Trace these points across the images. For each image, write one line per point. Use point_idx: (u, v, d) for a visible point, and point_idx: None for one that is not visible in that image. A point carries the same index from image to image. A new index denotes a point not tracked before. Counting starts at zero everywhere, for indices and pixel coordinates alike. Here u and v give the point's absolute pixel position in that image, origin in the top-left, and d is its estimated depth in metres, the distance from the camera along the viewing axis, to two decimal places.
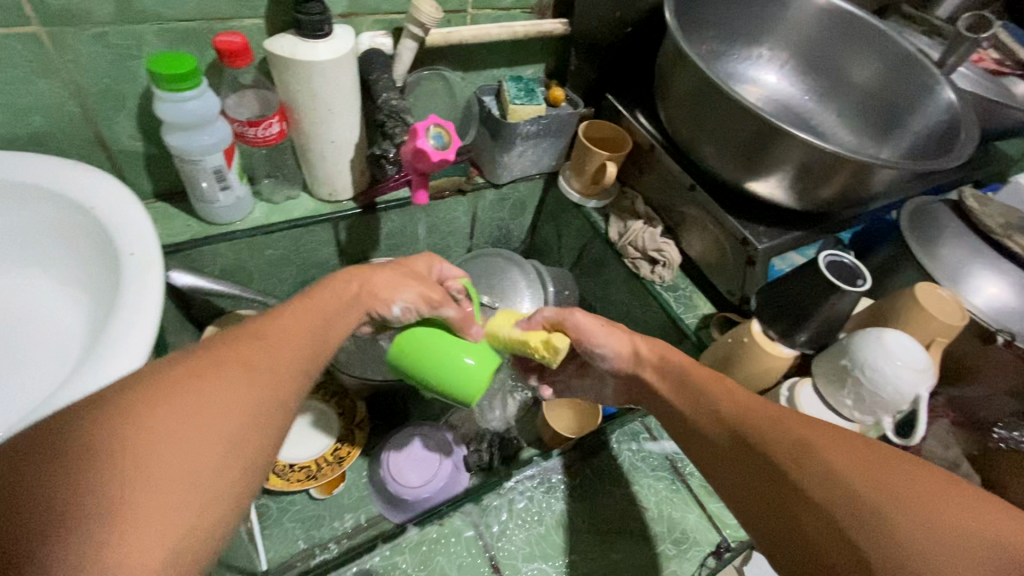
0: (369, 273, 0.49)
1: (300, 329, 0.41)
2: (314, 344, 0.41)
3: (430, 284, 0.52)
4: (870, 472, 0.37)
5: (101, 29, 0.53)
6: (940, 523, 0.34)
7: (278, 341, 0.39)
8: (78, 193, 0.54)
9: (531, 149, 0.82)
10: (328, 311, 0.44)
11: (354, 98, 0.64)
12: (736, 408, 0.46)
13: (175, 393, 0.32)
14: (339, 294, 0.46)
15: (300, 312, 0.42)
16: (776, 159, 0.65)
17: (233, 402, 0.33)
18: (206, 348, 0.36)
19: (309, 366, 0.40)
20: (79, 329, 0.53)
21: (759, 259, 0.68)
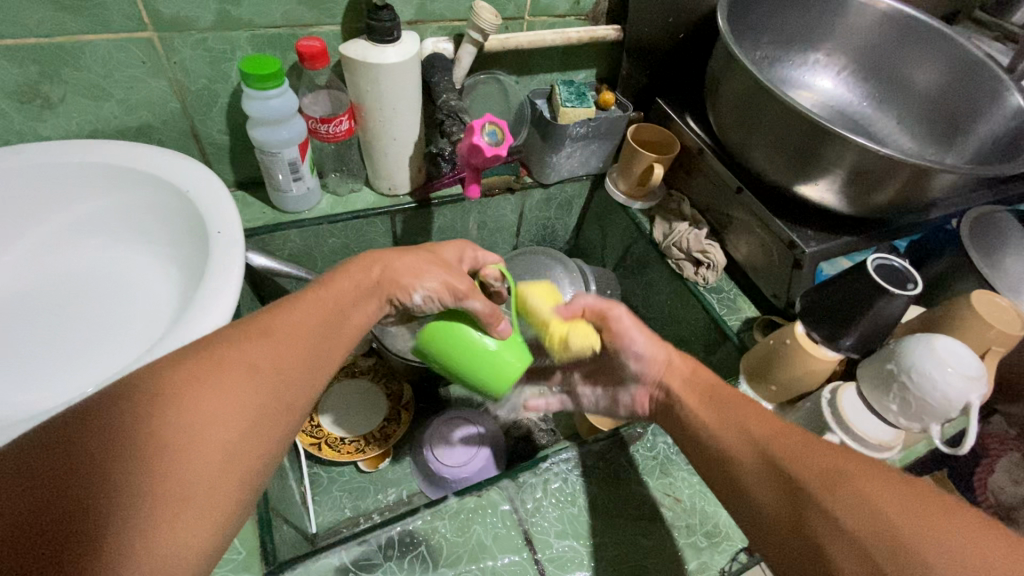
0: (391, 258, 0.52)
1: (312, 329, 0.43)
2: (322, 346, 0.44)
3: (454, 272, 0.54)
4: (895, 495, 0.36)
5: (203, 35, 0.60)
6: (964, 548, 0.33)
7: (288, 341, 0.41)
8: (181, 180, 0.61)
9: (579, 150, 0.85)
10: (338, 308, 0.47)
11: (416, 97, 0.69)
12: (761, 424, 0.44)
13: (184, 395, 0.34)
14: (358, 283, 0.50)
15: (312, 309, 0.45)
16: (828, 162, 0.65)
17: (236, 405, 0.36)
18: (218, 347, 0.38)
19: (315, 370, 0.42)
20: (171, 298, 0.59)
21: (806, 262, 0.68)
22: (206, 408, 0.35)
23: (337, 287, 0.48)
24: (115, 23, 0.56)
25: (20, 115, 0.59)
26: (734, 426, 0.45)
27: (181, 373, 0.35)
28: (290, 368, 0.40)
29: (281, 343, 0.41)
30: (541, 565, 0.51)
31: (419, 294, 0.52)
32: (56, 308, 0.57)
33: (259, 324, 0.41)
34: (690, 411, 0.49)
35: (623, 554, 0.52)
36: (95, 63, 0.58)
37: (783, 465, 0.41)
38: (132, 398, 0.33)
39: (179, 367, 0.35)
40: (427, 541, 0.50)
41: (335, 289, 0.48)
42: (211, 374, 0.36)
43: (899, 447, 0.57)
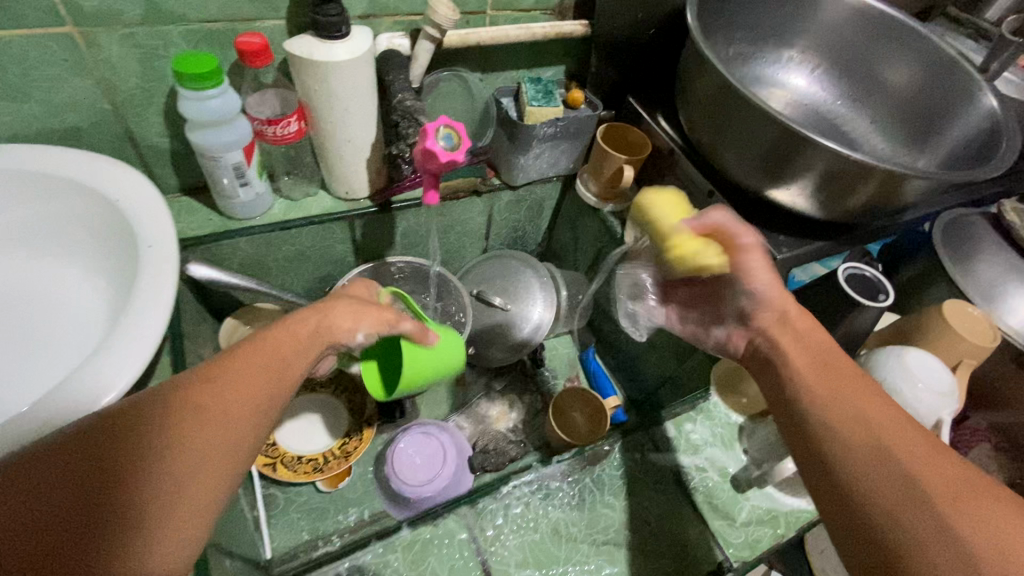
0: (329, 307, 0.47)
1: (254, 382, 0.38)
2: (268, 397, 0.38)
3: (382, 309, 0.51)
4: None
5: (131, 30, 0.55)
6: None
7: (216, 401, 0.36)
8: (110, 189, 0.56)
9: (548, 150, 0.81)
10: (287, 355, 0.41)
11: (371, 97, 0.65)
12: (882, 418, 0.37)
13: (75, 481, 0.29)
14: (300, 330, 0.44)
15: (256, 357, 0.40)
16: (801, 166, 0.63)
17: (149, 478, 0.31)
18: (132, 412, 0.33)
19: (258, 428, 0.37)
20: (100, 317, 0.55)
21: (778, 269, 0.66)
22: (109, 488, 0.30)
23: (288, 329, 0.43)
24: (29, 17, 0.51)
25: None
26: (843, 416, 0.38)
27: (84, 445, 0.31)
28: (225, 428, 0.35)
29: (195, 405, 0.35)
30: None
31: (362, 333, 0.48)
32: None
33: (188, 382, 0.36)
34: (801, 384, 0.41)
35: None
36: (10, 61, 0.53)
37: (904, 477, 0.34)
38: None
39: (55, 450, 0.30)
40: None
41: (282, 334, 0.42)
42: (120, 442, 0.31)
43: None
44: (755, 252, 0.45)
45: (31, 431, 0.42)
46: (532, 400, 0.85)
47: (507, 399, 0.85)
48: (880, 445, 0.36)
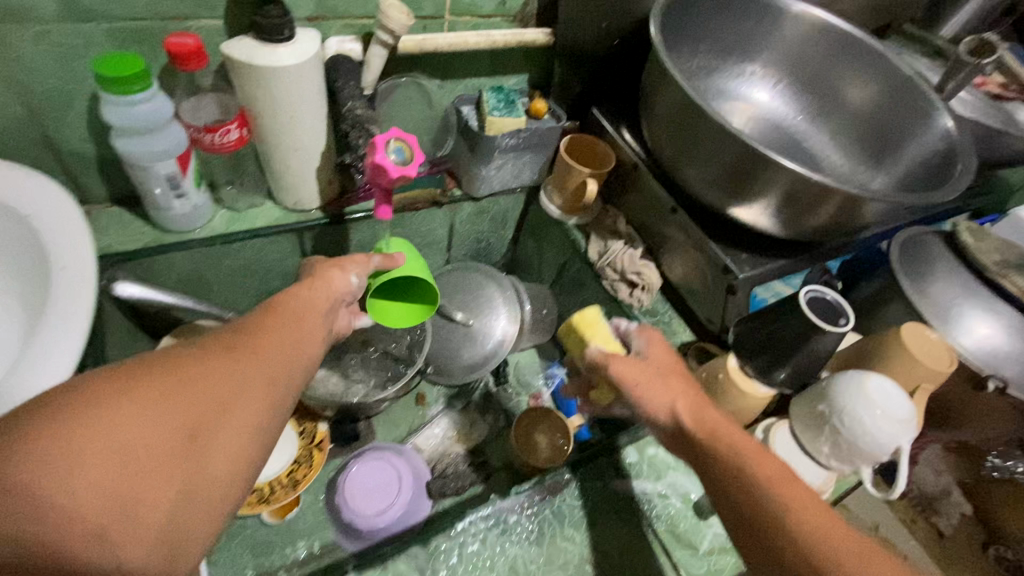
0: (340, 277, 0.52)
1: (287, 331, 0.43)
2: (302, 345, 0.43)
3: (366, 262, 0.57)
4: None
5: (45, 27, 0.50)
6: None
7: (264, 343, 0.41)
8: (20, 202, 0.51)
9: (511, 161, 0.79)
10: (310, 312, 0.46)
11: (320, 105, 0.61)
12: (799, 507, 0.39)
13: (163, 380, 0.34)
14: (323, 297, 0.49)
15: (284, 311, 0.45)
16: (762, 184, 0.62)
17: (208, 405, 0.35)
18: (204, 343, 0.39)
19: (297, 368, 0.42)
20: (8, 345, 0.49)
21: (741, 288, 0.65)
22: (183, 407, 0.34)
23: (304, 291, 0.48)
24: None
25: None
26: (795, 530, 0.38)
27: (152, 372, 0.34)
28: (270, 367, 0.40)
29: (247, 344, 0.40)
30: None
31: (355, 276, 0.54)
32: None
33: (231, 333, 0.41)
34: (724, 456, 0.43)
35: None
36: None
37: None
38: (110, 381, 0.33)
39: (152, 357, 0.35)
40: None
41: (298, 295, 0.47)
42: (187, 371, 0.36)
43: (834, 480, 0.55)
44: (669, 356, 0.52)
45: None
46: (495, 419, 0.82)
47: (468, 419, 0.81)
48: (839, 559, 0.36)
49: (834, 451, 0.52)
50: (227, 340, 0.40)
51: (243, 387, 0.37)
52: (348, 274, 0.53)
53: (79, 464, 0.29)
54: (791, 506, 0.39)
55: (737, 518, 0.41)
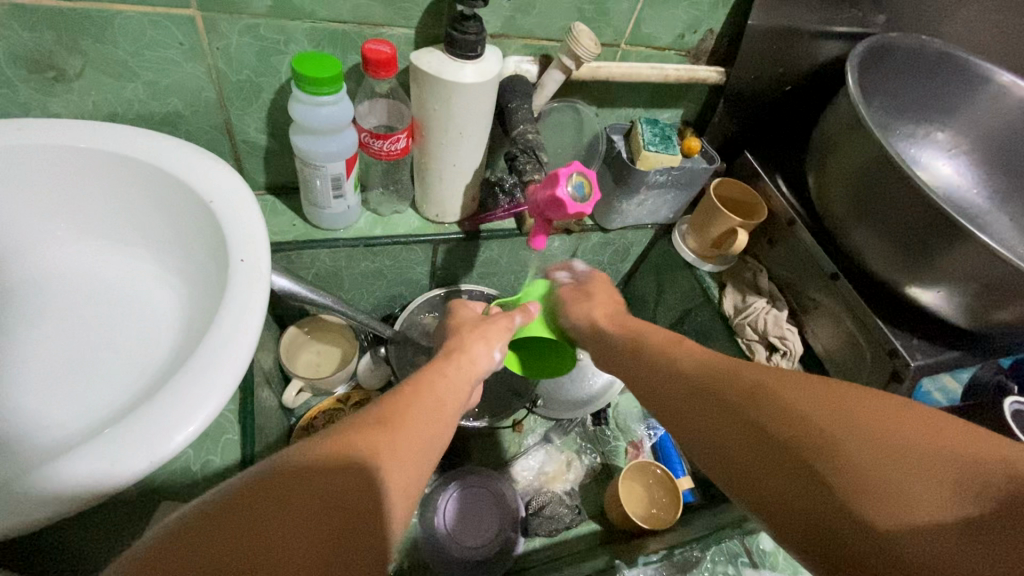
0: (469, 346, 0.54)
1: (432, 410, 0.44)
2: (441, 423, 0.44)
3: (497, 322, 0.58)
4: (835, 410, 0.32)
5: (255, 21, 0.50)
6: (899, 449, 0.29)
7: (403, 422, 0.41)
8: (206, 188, 0.51)
9: (652, 199, 0.75)
10: (450, 385, 0.48)
11: (486, 124, 0.60)
12: (697, 361, 0.41)
13: (304, 472, 0.33)
14: (459, 371, 0.51)
15: (427, 389, 0.46)
16: (953, 267, 0.56)
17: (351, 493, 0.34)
18: (341, 429, 0.38)
19: (434, 448, 0.43)
20: (177, 328, 0.50)
21: (908, 378, 0.59)
22: (330, 493, 0.33)
23: (443, 366, 0.50)
24: None
25: (26, 84, 0.49)
26: (770, 405, 0.34)
27: (296, 465, 0.34)
28: (419, 445, 0.40)
29: (383, 426, 0.39)
30: None
31: (496, 351, 0.55)
32: (44, 322, 0.48)
33: (377, 411, 0.41)
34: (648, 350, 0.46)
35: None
36: (125, 38, 0.48)
37: (836, 424, 0.31)
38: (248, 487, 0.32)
39: (291, 454, 0.35)
40: None
41: (445, 373, 0.49)
42: (345, 456, 0.35)
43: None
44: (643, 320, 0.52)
45: (100, 468, 0.37)
46: (591, 460, 0.78)
47: (567, 455, 0.78)
48: (817, 422, 0.32)
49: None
50: (377, 416, 0.40)
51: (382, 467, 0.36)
52: (491, 350, 0.55)
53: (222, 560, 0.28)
54: (753, 383, 0.36)
55: (700, 425, 0.38)
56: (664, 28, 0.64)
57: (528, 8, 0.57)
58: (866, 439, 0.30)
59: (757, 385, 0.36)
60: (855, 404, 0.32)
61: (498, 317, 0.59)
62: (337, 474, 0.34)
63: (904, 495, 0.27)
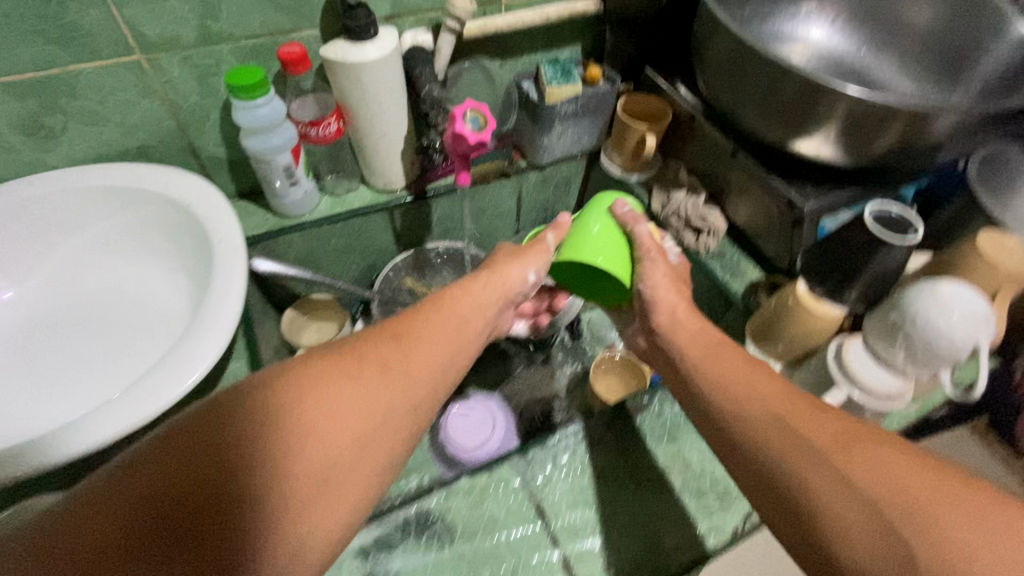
0: (502, 267, 0.62)
1: (441, 346, 0.50)
2: (451, 343, 0.51)
3: (536, 249, 0.65)
4: (911, 477, 0.37)
5: (187, 52, 0.61)
6: (972, 515, 0.34)
7: (415, 348, 0.48)
8: (178, 194, 0.63)
9: (570, 128, 0.84)
10: (472, 317, 0.55)
11: (400, 94, 0.70)
12: (777, 395, 0.45)
13: (325, 384, 0.41)
14: (483, 304, 0.58)
15: (437, 320, 0.52)
16: (820, 114, 0.64)
17: (357, 414, 0.41)
18: (362, 343, 0.46)
19: (445, 375, 0.49)
20: (182, 309, 0.61)
21: (806, 220, 0.67)
22: (342, 411, 0.41)
23: (463, 294, 0.57)
24: (104, 48, 0.57)
25: (26, 146, 0.61)
26: (858, 457, 0.39)
27: (315, 370, 0.42)
28: (419, 372, 0.47)
29: (396, 351, 0.47)
30: (553, 534, 0.52)
31: (533, 275, 0.63)
32: (80, 328, 0.60)
33: (392, 327, 0.49)
34: (701, 376, 0.51)
35: (484, 550, 0.51)
36: (92, 91, 0.60)
37: (919, 489, 0.36)
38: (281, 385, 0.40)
39: (321, 363, 0.43)
40: (442, 519, 0.52)
41: (469, 295, 0.57)
42: (355, 370, 0.43)
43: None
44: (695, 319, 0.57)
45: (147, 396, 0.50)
46: (574, 369, 0.88)
47: (548, 368, 0.89)
48: (887, 483, 0.37)
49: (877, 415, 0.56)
50: (384, 344, 0.47)
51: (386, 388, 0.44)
52: (526, 271, 0.63)
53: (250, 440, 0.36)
54: (842, 435, 0.41)
55: (769, 448, 0.42)
56: None
57: None
58: (939, 504, 0.35)
59: (847, 435, 0.41)
60: (919, 481, 0.36)
61: (536, 244, 0.66)
62: (346, 391, 0.42)
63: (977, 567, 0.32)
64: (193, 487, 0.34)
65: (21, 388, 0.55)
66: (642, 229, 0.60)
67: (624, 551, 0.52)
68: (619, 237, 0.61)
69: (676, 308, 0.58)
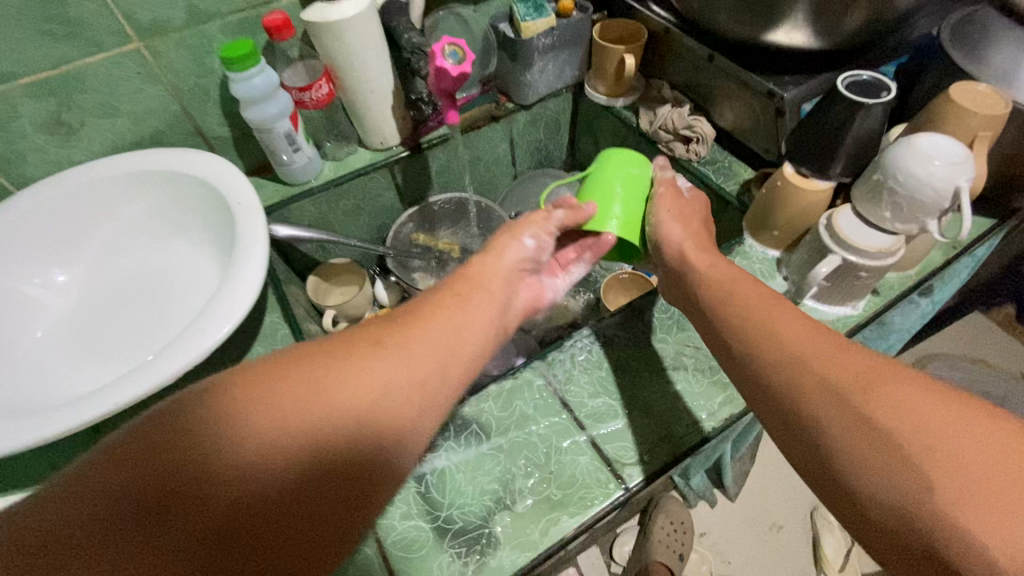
0: (498, 243, 0.58)
1: (436, 326, 0.45)
2: (464, 325, 0.47)
3: (538, 216, 0.61)
4: (932, 409, 0.35)
5: (181, 34, 0.65)
6: (979, 442, 0.33)
7: (427, 335, 0.44)
8: (195, 169, 0.67)
9: (550, 63, 0.87)
10: (469, 296, 0.50)
11: (382, 49, 0.73)
12: (789, 330, 0.44)
13: (323, 374, 0.37)
14: (484, 282, 0.54)
15: (430, 305, 0.48)
16: (786, 0, 0.64)
17: (362, 410, 0.37)
18: (365, 330, 0.43)
19: (461, 364, 0.45)
20: (214, 272, 0.66)
21: (788, 108, 0.69)
22: (345, 410, 0.36)
23: (468, 281, 0.53)
24: (106, 41, 0.62)
25: (51, 145, 0.67)
26: (876, 392, 0.37)
27: (309, 358, 0.38)
28: (397, 353, 0.41)
29: (404, 339, 0.43)
30: (580, 421, 0.57)
31: (530, 239, 0.59)
32: (125, 302, 0.65)
33: (402, 313, 0.46)
34: (721, 312, 0.50)
35: (520, 440, 0.56)
36: (100, 83, 0.65)
37: (932, 422, 0.35)
38: (273, 375, 0.36)
39: (323, 350, 0.39)
40: (477, 421, 0.57)
41: (467, 276, 0.54)
42: (355, 357, 0.39)
43: (866, 296, 0.64)
44: (708, 259, 0.56)
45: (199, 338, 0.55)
46: (587, 296, 0.91)
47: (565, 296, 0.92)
48: (904, 420, 0.35)
49: (871, 274, 0.59)
50: (364, 329, 0.42)
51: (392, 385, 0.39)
52: (522, 238, 0.59)
53: (232, 437, 0.33)
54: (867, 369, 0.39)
55: (788, 388, 0.41)
56: None
57: None
58: (948, 432, 0.34)
59: (871, 372, 0.38)
60: (941, 416, 0.35)
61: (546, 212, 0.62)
62: (349, 384, 0.37)
63: (975, 487, 0.31)
64: (160, 480, 0.30)
65: (85, 355, 0.60)
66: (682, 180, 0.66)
67: (648, 427, 0.56)
68: (643, 186, 0.63)
69: (682, 245, 0.58)
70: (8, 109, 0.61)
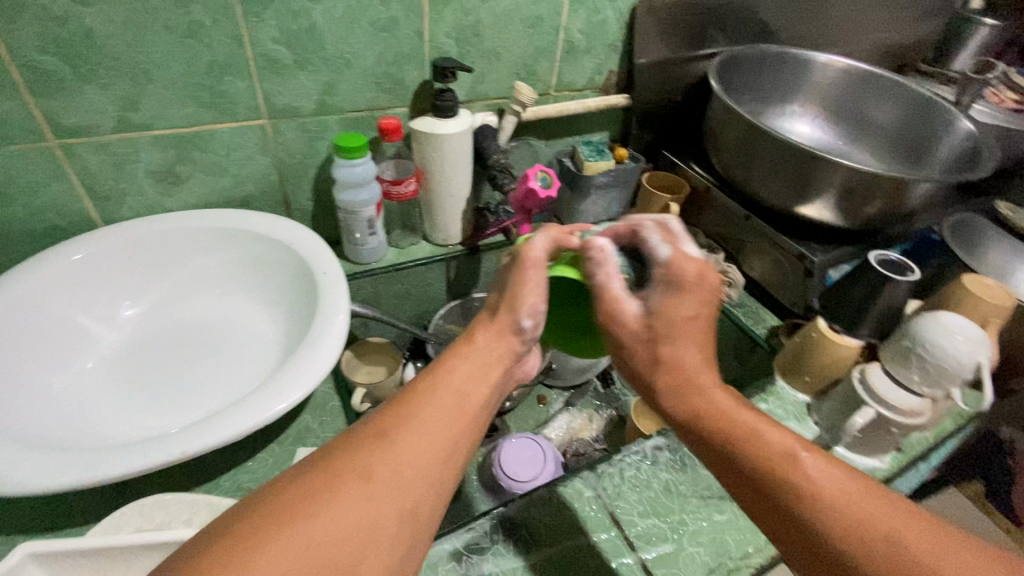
0: (495, 318, 0.52)
1: (362, 501, 0.35)
2: (449, 422, 0.42)
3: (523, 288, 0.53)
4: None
5: (304, 120, 0.73)
6: None
7: (409, 437, 0.40)
8: (283, 235, 0.71)
9: (602, 198, 0.97)
10: (417, 429, 0.40)
11: (469, 162, 0.83)
12: (805, 479, 0.41)
13: (299, 515, 0.33)
14: (480, 366, 0.48)
15: (354, 462, 0.37)
16: (821, 183, 0.77)
17: (350, 541, 0.33)
18: (346, 445, 0.38)
19: (447, 465, 0.41)
20: (280, 336, 0.67)
21: (816, 271, 0.79)
22: (326, 553, 0.32)
23: (416, 408, 0.42)
24: (240, 113, 0.69)
25: (153, 189, 0.71)
26: None
27: (285, 498, 0.34)
28: (298, 561, 0.31)
29: (388, 449, 0.38)
30: (629, 540, 0.56)
31: (527, 320, 0.52)
32: (183, 349, 0.65)
33: (383, 417, 0.41)
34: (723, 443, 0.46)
35: (569, 552, 0.54)
36: (220, 147, 0.71)
37: None
38: (244, 530, 0.32)
39: (298, 484, 0.35)
40: (525, 526, 0.56)
41: (460, 366, 0.47)
42: (331, 487, 0.35)
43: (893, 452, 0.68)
44: (726, 396, 0.49)
45: (270, 397, 0.53)
46: (608, 414, 0.94)
47: (586, 413, 0.93)
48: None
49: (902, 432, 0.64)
50: (262, 525, 0.32)
51: (378, 502, 0.36)
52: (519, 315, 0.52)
53: None
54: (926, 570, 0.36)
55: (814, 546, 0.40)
56: (579, 75, 0.91)
57: (483, 79, 0.83)
58: None
59: (887, 538, 0.38)
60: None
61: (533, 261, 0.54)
62: (329, 518, 0.34)
63: None
64: None
65: (136, 395, 0.59)
66: (661, 252, 0.56)
67: (697, 557, 0.56)
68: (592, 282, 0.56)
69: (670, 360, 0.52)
70: (131, 151, 0.67)
